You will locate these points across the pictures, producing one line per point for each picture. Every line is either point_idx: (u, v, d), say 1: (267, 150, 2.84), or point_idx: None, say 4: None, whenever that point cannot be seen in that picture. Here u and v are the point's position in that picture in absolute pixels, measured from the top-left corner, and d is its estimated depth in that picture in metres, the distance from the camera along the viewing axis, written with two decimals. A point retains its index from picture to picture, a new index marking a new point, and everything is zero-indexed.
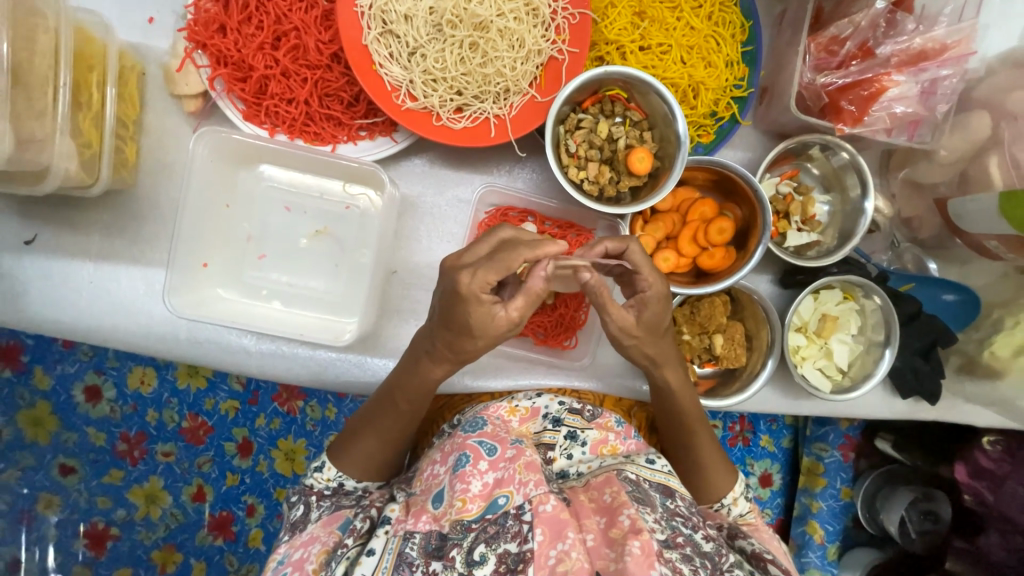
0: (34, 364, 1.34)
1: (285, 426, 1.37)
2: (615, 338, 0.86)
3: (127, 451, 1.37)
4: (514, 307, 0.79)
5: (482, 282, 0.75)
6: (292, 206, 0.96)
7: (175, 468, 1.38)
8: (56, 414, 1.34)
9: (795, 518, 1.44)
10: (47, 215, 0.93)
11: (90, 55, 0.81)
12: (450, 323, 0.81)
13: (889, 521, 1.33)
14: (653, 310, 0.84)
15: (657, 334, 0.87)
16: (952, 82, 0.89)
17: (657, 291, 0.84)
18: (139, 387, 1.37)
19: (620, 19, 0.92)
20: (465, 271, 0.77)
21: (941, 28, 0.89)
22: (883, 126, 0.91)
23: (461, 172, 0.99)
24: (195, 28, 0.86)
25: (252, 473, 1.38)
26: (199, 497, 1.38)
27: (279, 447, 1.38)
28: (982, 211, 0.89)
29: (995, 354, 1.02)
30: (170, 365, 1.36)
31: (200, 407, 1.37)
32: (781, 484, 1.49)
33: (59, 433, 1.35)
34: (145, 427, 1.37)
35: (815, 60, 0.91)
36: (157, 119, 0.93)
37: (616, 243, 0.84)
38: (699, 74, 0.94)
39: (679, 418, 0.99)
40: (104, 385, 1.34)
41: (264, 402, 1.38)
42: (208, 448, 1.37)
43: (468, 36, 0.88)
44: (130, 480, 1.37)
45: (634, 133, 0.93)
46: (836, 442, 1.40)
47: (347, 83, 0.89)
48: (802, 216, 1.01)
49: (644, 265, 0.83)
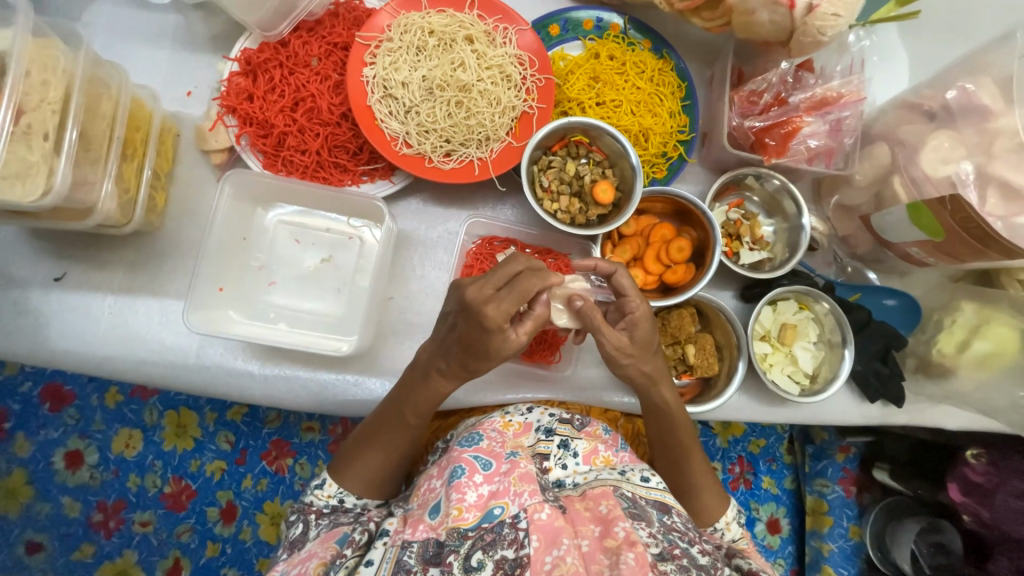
0: (17, 430, 1.35)
1: (273, 487, 1.38)
2: (612, 358, 0.93)
3: (102, 522, 1.35)
4: (523, 329, 0.87)
5: (507, 312, 0.83)
6: (301, 239, 1.09)
7: (152, 540, 1.36)
8: (33, 483, 1.34)
9: (809, 565, 1.45)
10: (77, 255, 1.03)
11: (139, 118, 0.97)
12: (467, 346, 0.87)
13: (902, 559, 1.36)
14: (644, 329, 0.94)
15: (651, 351, 0.95)
16: (853, 120, 1.09)
17: (644, 313, 0.94)
18: (123, 451, 1.37)
19: (578, 82, 1.14)
20: (490, 303, 0.83)
21: (835, 81, 1.10)
22: (803, 157, 1.09)
23: (449, 208, 1.13)
24: (227, 97, 1.03)
25: (235, 542, 1.36)
26: (174, 572, 1.35)
27: (264, 511, 1.37)
28: (897, 221, 1.04)
29: (942, 352, 1.11)
30: (156, 428, 1.37)
31: (184, 470, 1.37)
32: (791, 530, 1.51)
33: (32, 505, 1.34)
34: (125, 493, 1.36)
35: (740, 108, 1.10)
36: (187, 171, 1.07)
37: (607, 264, 0.96)
38: (647, 122, 1.13)
39: (674, 436, 1.01)
40: (87, 449, 1.35)
41: (252, 461, 1.39)
42: (189, 516, 1.36)
43: (454, 96, 1.07)
44: (101, 556, 1.35)
45: (598, 171, 1.09)
46: (836, 476, 1.45)
47: (353, 136, 1.06)
48: (752, 237, 1.16)
49: (631, 289, 0.94)
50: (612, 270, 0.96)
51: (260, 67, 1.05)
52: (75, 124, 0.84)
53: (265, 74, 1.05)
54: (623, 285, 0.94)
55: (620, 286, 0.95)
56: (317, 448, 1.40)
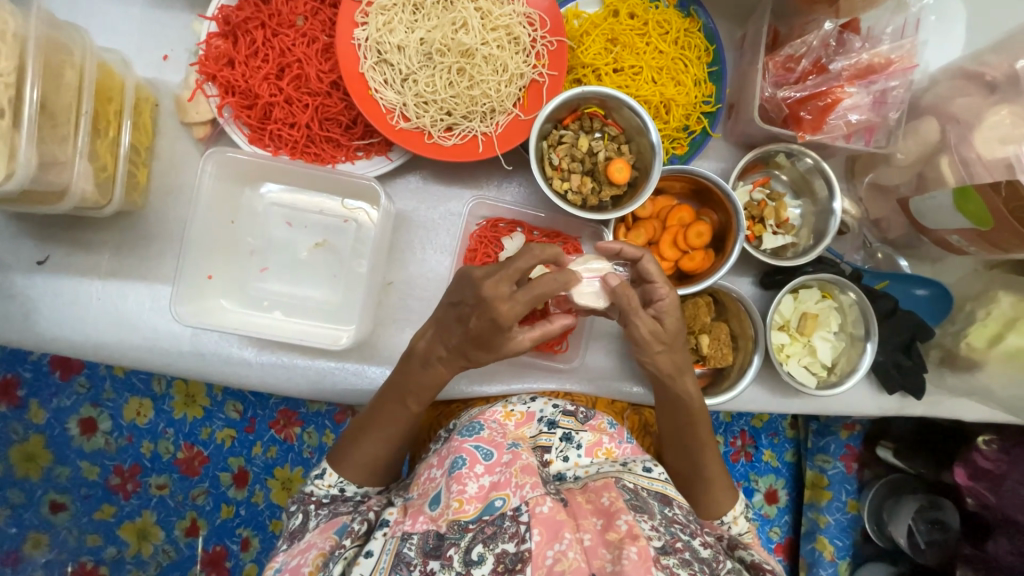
0: (29, 398, 1.34)
1: (282, 454, 1.38)
2: (645, 343, 0.87)
3: (120, 485, 1.37)
4: (530, 334, 0.83)
5: (501, 299, 0.77)
6: (293, 221, 1.03)
7: (169, 501, 1.38)
8: (50, 448, 1.35)
9: (804, 535, 1.42)
10: (63, 237, 0.98)
11: (110, 87, 0.89)
12: (475, 339, 0.81)
13: (898, 534, 1.32)
14: (674, 316, 0.87)
15: (679, 340, 0.89)
16: (900, 92, 0.98)
17: (673, 300, 0.88)
18: (134, 419, 1.37)
19: (594, 45, 1.02)
20: (505, 302, 0.77)
21: (885, 45, 0.99)
22: (841, 133, 0.99)
23: (451, 186, 1.06)
24: (206, 62, 0.94)
25: (248, 505, 1.39)
26: (192, 532, 1.39)
27: (274, 476, 1.39)
28: (940, 207, 0.96)
29: (971, 346, 1.05)
30: (166, 397, 1.36)
31: (195, 438, 1.37)
32: (788, 500, 1.47)
33: (52, 468, 1.35)
34: (140, 459, 1.38)
35: (774, 77, 1.00)
36: (169, 145, 1.00)
37: (634, 249, 0.89)
38: (669, 92, 1.02)
39: (689, 424, 0.96)
40: (100, 417, 1.35)
41: (261, 430, 1.38)
42: (202, 480, 1.38)
43: (456, 62, 0.97)
44: (122, 516, 1.38)
45: (613, 147, 1.00)
46: (839, 453, 1.39)
47: (346, 107, 0.97)
48: (777, 220, 1.06)
49: (658, 275, 0.88)
50: (638, 255, 0.89)
51: (241, 28, 0.94)
52: (35, 93, 0.76)
53: (246, 36, 0.94)
54: (651, 271, 0.88)
55: (646, 272, 0.88)
56: (324, 418, 1.39)
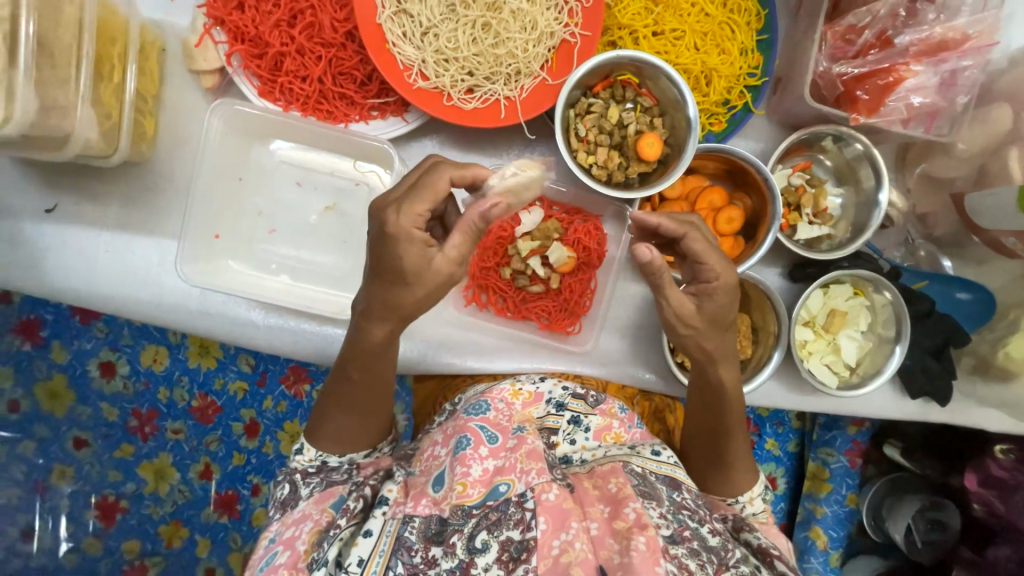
0: (52, 339, 1.37)
1: (292, 409, 1.40)
2: (670, 323, 0.82)
3: (139, 427, 1.41)
4: (451, 245, 0.71)
5: (411, 216, 0.69)
6: (304, 181, 0.99)
7: (184, 446, 1.42)
8: (73, 388, 1.38)
9: (799, 522, 1.40)
10: (72, 184, 0.96)
11: (113, 28, 0.84)
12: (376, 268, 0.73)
13: (895, 530, 1.29)
14: (716, 301, 0.81)
15: (718, 327, 0.83)
16: (972, 72, 0.88)
17: (725, 282, 0.81)
18: (151, 365, 1.39)
19: (633, 4, 0.93)
20: (391, 208, 0.70)
21: (962, 18, 0.88)
22: (900, 117, 0.89)
23: (468, 154, 1.00)
24: (215, 5, 0.88)
25: (258, 454, 1.42)
26: (206, 475, 1.43)
27: (285, 429, 1.41)
28: (1001, 204, 0.88)
29: (1010, 356, 0.99)
30: (181, 346, 1.38)
31: (209, 387, 1.40)
32: (786, 488, 1.45)
33: (75, 407, 1.39)
34: (156, 404, 1.41)
35: (831, 49, 0.90)
36: (176, 93, 0.95)
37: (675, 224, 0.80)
38: (712, 61, 0.93)
39: (725, 407, 0.91)
40: (118, 361, 1.37)
41: (272, 384, 1.40)
42: (216, 428, 1.41)
43: (480, 16, 0.89)
44: (140, 455, 1.41)
45: (645, 120, 0.92)
46: (843, 448, 1.36)
47: (361, 61, 0.91)
48: (814, 208, 0.99)
49: (706, 254, 0.79)
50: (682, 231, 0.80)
51: None
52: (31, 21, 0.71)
53: None
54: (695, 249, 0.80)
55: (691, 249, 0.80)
56: None
